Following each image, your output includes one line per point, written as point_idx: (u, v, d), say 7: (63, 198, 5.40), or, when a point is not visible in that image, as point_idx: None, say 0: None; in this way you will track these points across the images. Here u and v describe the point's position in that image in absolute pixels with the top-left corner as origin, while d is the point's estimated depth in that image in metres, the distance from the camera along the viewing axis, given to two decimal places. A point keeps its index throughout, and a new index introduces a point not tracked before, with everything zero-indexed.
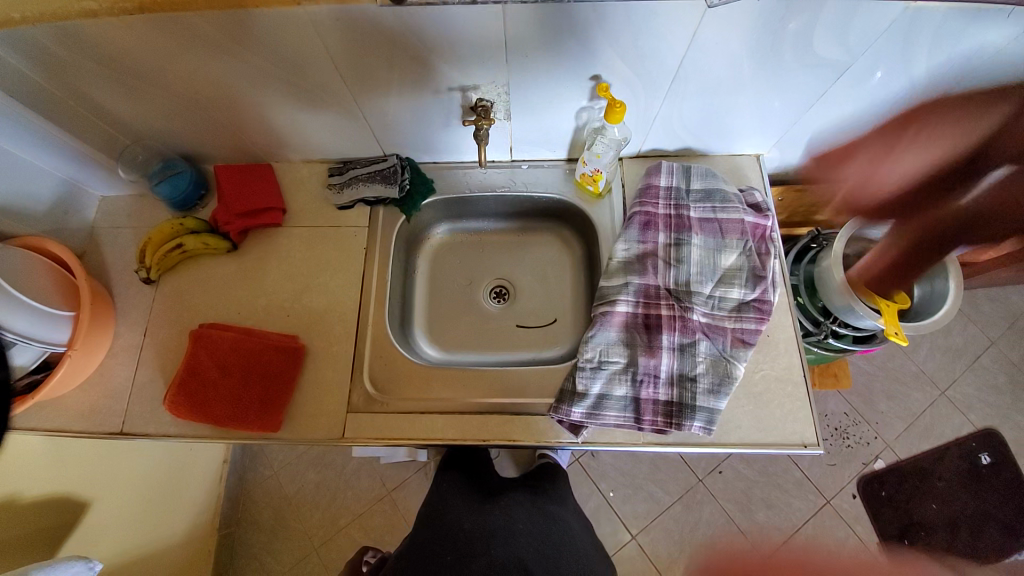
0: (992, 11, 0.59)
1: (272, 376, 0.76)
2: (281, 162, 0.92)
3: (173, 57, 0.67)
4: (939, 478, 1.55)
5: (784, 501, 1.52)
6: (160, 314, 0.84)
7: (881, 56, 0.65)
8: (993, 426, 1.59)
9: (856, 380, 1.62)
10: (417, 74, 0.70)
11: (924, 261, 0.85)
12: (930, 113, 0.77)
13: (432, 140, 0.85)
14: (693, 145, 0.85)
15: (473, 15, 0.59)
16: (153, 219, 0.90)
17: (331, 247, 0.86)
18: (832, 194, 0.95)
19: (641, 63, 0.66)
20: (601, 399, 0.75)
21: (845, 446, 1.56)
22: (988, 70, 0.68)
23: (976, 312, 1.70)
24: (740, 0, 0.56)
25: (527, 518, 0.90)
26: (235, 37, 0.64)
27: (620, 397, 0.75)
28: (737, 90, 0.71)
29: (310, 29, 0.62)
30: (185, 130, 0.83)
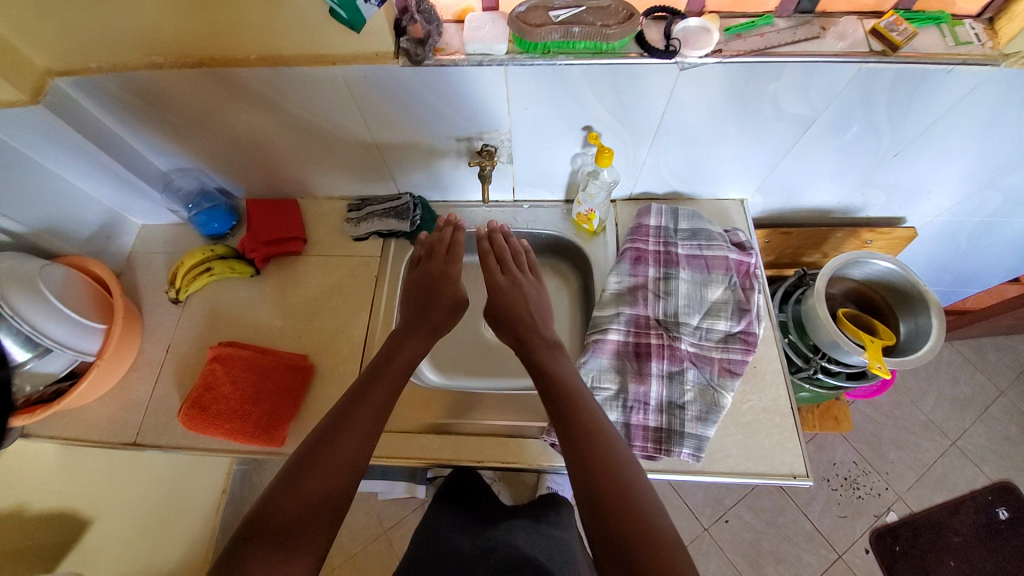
0: (939, 71, 0.65)
1: (282, 391, 0.80)
2: (304, 198, 1.01)
3: (220, 104, 0.78)
4: (957, 534, 1.48)
5: (793, 554, 1.45)
6: (184, 332, 0.91)
7: (842, 113, 0.72)
8: (1011, 479, 1.53)
9: (861, 428, 1.59)
10: (429, 122, 0.79)
11: (906, 300, 0.89)
12: (899, 162, 0.83)
13: (441, 180, 0.94)
14: (680, 189, 0.92)
15: (479, 74, 0.69)
16: (186, 246, 0.99)
17: (344, 274, 0.93)
18: (816, 237, 1.00)
19: (626, 115, 0.74)
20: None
21: (855, 497, 1.51)
22: (943, 126, 0.75)
23: (983, 360, 1.69)
24: (708, 64, 0.65)
25: (528, 536, 0.92)
26: (275, 88, 0.75)
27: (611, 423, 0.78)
28: (717, 139, 0.78)
29: (338, 84, 0.73)
30: (222, 167, 0.93)
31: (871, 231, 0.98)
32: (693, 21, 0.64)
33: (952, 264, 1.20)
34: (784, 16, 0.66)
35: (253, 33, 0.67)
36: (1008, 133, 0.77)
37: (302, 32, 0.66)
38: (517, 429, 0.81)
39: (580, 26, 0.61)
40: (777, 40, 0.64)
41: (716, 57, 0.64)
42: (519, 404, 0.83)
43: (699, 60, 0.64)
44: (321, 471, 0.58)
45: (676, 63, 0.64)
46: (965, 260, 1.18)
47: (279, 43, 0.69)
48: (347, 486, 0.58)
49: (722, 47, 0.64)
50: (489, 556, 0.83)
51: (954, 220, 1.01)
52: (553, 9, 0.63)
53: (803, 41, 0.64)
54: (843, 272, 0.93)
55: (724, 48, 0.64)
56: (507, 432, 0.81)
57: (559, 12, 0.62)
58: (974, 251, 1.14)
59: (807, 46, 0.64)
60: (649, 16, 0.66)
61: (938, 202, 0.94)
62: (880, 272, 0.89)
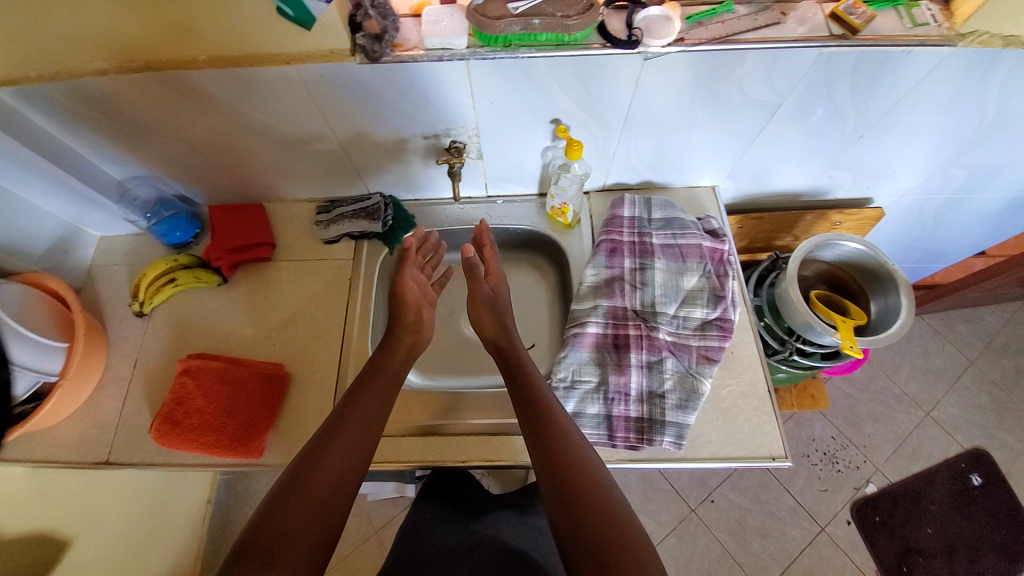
0: (899, 52, 0.66)
1: (257, 402, 0.78)
2: (271, 202, 0.98)
3: (175, 109, 0.75)
4: (932, 502, 1.54)
5: (778, 529, 1.49)
6: (152, 346, 0.88)
7: (807, 97, 0.72)
8: (982, 446, 1.60)
9: (839, 404, 1.64)
10: (394, 119, 0.77)
11: (876, 280, 0.91)
12: (864, 144, 0.84)
13: (410, 178, 0.92)
14: (652, 178, 0.92)
15: (441, 69, 0.67)
16: (149, 257, 0.95)
17: (317, 279, 0.91)
18: (788, 221, 1.02)
19: (594, 106, 0.74)
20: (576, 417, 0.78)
21: (834, 471, 1.56)
22: (905, 108, 0.76)
23: (952, 332, 1.74)
24: (671, 54, 0.64)
25: (513, 529, 0.92)
26: (229, 91, 0.72)
27: (593, 415, 0.78)
28: (685, 126, 0.78)
29: (297, 84, 0.70)
30: (182, 174, 0.90)
31: (839, 213, 0.99)
32: (654, 9, 0.63)
33: (920, 241, 1.23)
34: (745, 2, 0.65)
35: (203, 34, 0.65)
36: (966, 113, 0.78)
37: (255, 31, 0.64)
38: (501, 427, 0.81)
39: (540, 18, 0.60)
40: (739, 27, 0.64)
41: (680, 46, 0.63)
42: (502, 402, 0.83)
43: (662, 49, 0.63)
44: (307, 489, 0.57)
45: (639, 53, 0.64)
46: (931, 237, 1.21)
47: (233, 44, 0.66)
48: (333, 505, 0.57)
49: (685, 36, 0.63)
50: (473, 554, 0.83)
51: (920, 198, 1.03)
52: (512, 0, 0.61)
53: (763, 27, 0.64)
54: (813, 255, 0.94)
55: (686, 36, 0.64)
56: (490, 430, 0.81)
57: (518, 3, 0.61)
58: (940, 228, 1.17)
59: (769, 31, 0.64)
60: (610, 6, 0.65)
61: (904, 182, 0.96)
62: (849, 253, 0.91)
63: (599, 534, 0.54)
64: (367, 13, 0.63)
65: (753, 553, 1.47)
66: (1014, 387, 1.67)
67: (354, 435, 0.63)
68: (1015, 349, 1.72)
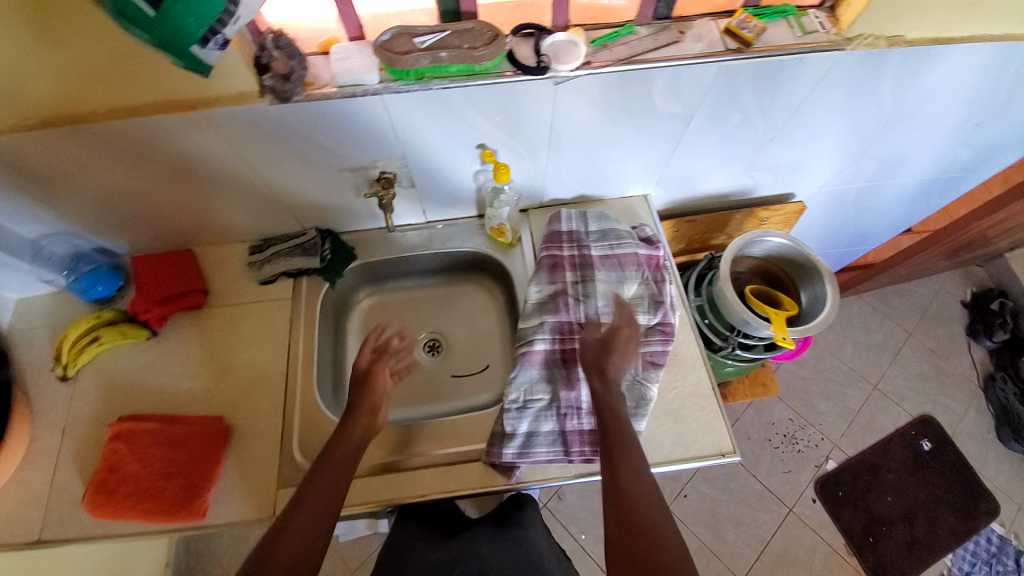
0: (793, 61, 0.69)
1: (197, 460, 0.75)
2: (200, 246, 0.94)
3: (83, 162, 0.71)
4: (889, 471, 1.62)
5: (749, 516, 1.54)
6: (80, 411, 0.82)
7: (716, 107, 0.76)
8: (927, 412, 1.70)
9: (794, 386, 1.71)
10: (317, 155, 0.76)
11: (803, 271, 0.96)
12: (778, 146, 0.89)
13: (345, 211, 0.91)
14: (586, 192, 0.94)
15: (357, 104, 0.67)
16: (71, 316, 0.90)
17: (256, 321, 0.88)
18: (719, 221, 1.06)
19: (516, 129, 0.75)
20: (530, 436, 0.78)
21: (796, 452, 1.62)
22: (808, 112, 0.81)
23: (890, 307, 1.85)
24: (581, 76, 0.66)
25: (491, 548, 0.88)
26: (139, 140, 0.69)
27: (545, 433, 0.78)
28: (608, 141, 0.80)
29: (209, 129, 0.68)
30: (102, 225, 0.85)
31: (765, 210, 1.04)
32: (560, 35, 0.65)
33: (846, 227, 1.30)
34: (645, 23, 0.68)
35: (102, 86, 0.62)
36: (864, 112, 0.84)
37: (157, 80, 0.62)
38: (457, 455, 0.80)
39: (447, 51, 0.61)
40: (641, 48, 0.67)
41: (587, 69, 0.65)
42: (457, 429, 0.82)
43: (571, 73, 0.65)
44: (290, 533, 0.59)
45: (550, 77, 0.66)
46: (855, 223, 1.29)
47: (136, 94, 0.64)
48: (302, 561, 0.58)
49: (591, 59, 0.66)
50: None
51: (838, 189, 1.09)
52: (417, 35, 0.62)
53: (664, 46, 0.67)
54: (745, 251, 0.98)
55: (593, 60, 0.66)
56: (447, 460, 0.79)
57: (424, 38, 0.62)
58: (861, 214, 1.24)
59: (670, 50, 0.67)
60: (518, 33, 0.67)
61: (820, 176, 1.01)
62: (777, 248, 0.96)
63: (647, 561, 0.56)
64: (271, 54, 0.62)
65: (729, 542, 1.50)
66: (948, 353, 1.79)
67: (327, 493, 0.63)
68: (946, 317, 1.85)
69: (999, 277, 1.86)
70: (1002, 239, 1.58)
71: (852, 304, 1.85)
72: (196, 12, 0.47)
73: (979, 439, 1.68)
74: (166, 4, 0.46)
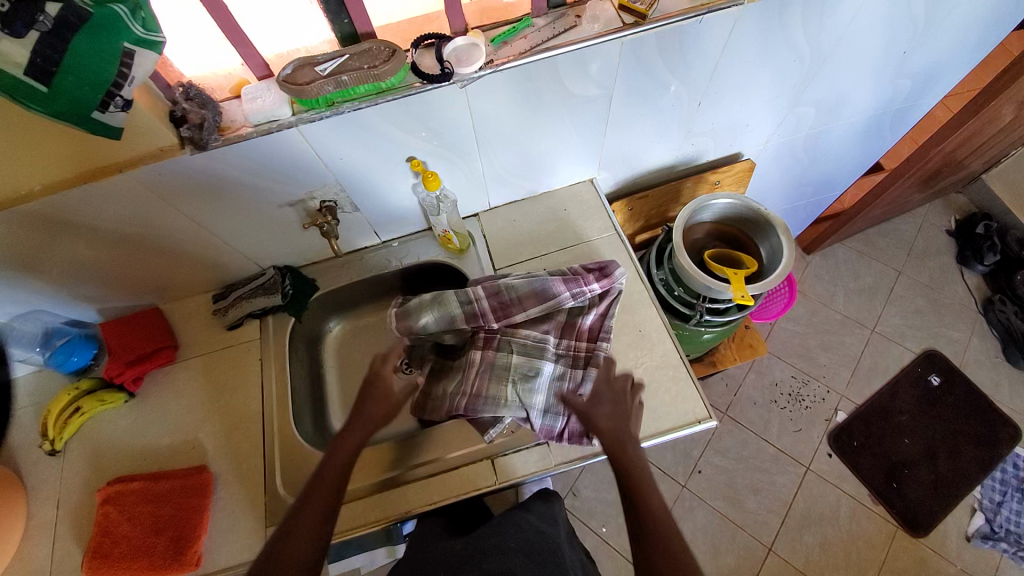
0: (693, 23, 0.70)
1: (186, 511, 0.77)
2: (167, 303, 0.96)
3: (33, 242, 0.73)
4: (902, 413, 1.59)
5: (768, 481, 1.51)
6: (73, 481, 0.82)
7: (631, 80, 0.77)
8: (931, 347, 1.67)
9: (792, 343, 1.69)
10: (253, 196, 0.77)
11: (757, 226, 0.97)
12: (708, 109, 0.89)
13: (298, 246, 0.93)
14: (527, 187, 0.96)
15: (277, 141, 0.68)
16: (52, 391, 0.91)
17: (230, 366, 0.90)
18: (672, 191, 1.07)
19: (438, 138, 0.77)
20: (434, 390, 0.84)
21: (804, 409, 1.60)
22: (725, 71, 0.81)
23: (876, 249, 1.83)
24: (487, 76, 0.68)
25: (520, 536, 0.76)
26: (76, 212, 0.71)
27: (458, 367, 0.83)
28: (535, 128, 0.81)
29: (143, 189, 0.70)
30: (67, 298, 0.87)
31: (715, 173, 1.05)
32: (460, 40, 0.67)
33: (806, 178, 1.30)
34: (540, 14, 0.71)
35: (29, 165, 0.64)
36: (784, 60, 0.83)
37: (81, 149, 0.64)
38: (405, 474, 0.79)
39: (348, 73, 0.62)
40: (540, 39, 0.69)
41: (490, 68, 0.67)
42: (397, 451, 0.81)
43: (476, 73, 0.67)
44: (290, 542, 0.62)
45: (456, 83, 0.68)
46: (814, 172, 1.28)
47: (64, 166, 0.65)
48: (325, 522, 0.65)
49: (493, 57, 0.68)
50: (476, 573, 0.67)
51: (784, 142, 1.09)
52: (318, 64, 0.64)
53: (562, 32, 0.69)
54: (696, 218, 0.99)
55: (495, 58, 0.68)
56: (429, 472, 0.79)
57: (325, 65, 0.63)
58: (818, 162, 1.23)
59: (567, 35, 0.69)
60: (419, 45, 0.68)
61: (760, 131, 1.02)
62: (726, 207, 0.97)
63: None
64: (183, 107, 0.64)
65: (751, 510, 1.48)
66: (943, 284, 1.76)
67: None
68: (935, 249, 1.82)
69: (980, 201, 1.84)
70: (972, 161, 1.56)
71: (837, 252, 1.83)
72: (89, 81, 0.50)
73: (988, 365, 1.65)
74: (58, 78, 0.49)
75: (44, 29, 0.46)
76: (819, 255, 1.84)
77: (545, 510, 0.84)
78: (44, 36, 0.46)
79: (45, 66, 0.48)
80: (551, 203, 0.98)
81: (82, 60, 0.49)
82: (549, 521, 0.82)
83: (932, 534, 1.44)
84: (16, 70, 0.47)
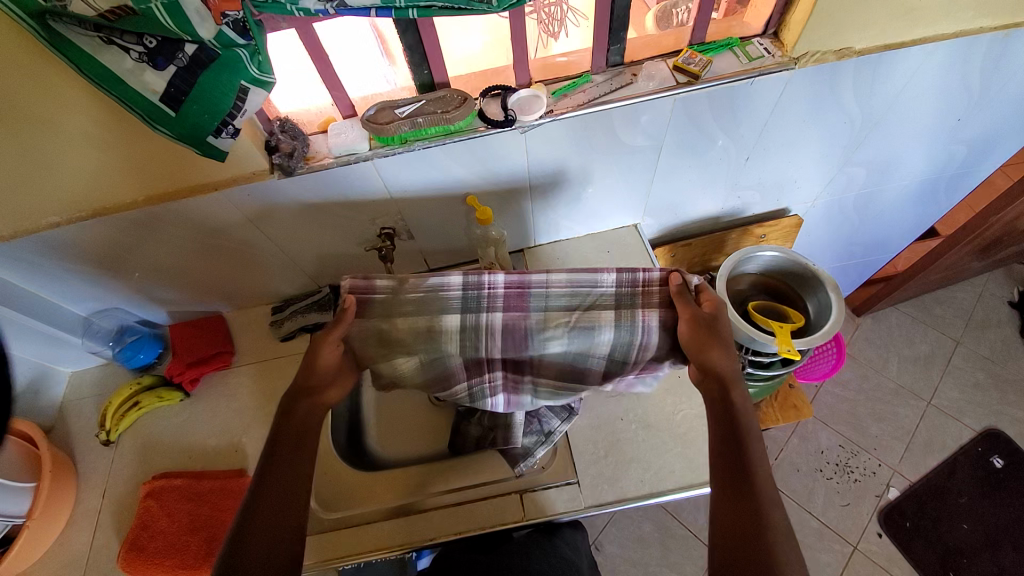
0: (744, 83, 0.74)
1: (221, 512, 0.80)
2: (229, 312, 1.04)
3: (127, 246, 0.82)
4: (961, 494, 1.46)
5: (809, 558, 1.39)
6: (123, 472, 0.87)
7: (683, 132, 0.81)
8: (994, 425, 1.54)
9: (839, 409, 1.60)
10: (323, 219, 0.84)
11: (804, 281, 0.96)
12: (755, 164, 0.92)
13: (353, 267, 0.99)
14: (572, 226, 0.99)
15: (352, 171, 0.75)
16: (116, 385, 0.98)
17: (277, 377, 0.95)
18: (716, 242, 1.08)
19: (496, 177, 0.82)
20: (388, 319, 0.67)
21: (851, 481, 1.49)
22: (775, 129, 0.84)
23: (931, 316, 1.74)
24: (548, 123, 0.74)
25: (544, 561, 0.75)
26: (167, 222, 0.79)
27: (456, 337, 0.68)
28: (586, 172, 0.85)
29: (229, 206, 0.78)
30: (145, 299, 0.95)
31: (760, 227, 1.06)
32: (523, 91, 0.73)
33: (855, 237, 1.28)
34: (599, 72, 0.77)
35: (138, 179, 0.73)
36: (833, 122, 0.85)
37: (182, 169, 0.73)
38: (436, 498, 0.80)
39: (423, 116, 0.70)
40: (598, 93, 0.74)
41: (549, 117, 0.73)
42: (440, 475, 0.82)
43: (538, 120, 0.73)
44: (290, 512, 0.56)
45: (519, 128, 0.73)
46: (864, 232, 1.26)
47: (166, 182, 0.74)
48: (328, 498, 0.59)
49: (553, 107, 0.73)
50: None
51: (834, 200, 1.09)
52: (398, 106, 0.71)
53: (620, 88, 0.74)
54: (741, 268, 0.99)
55: (554, 108, 0.74)
56: (452, 502, 0.79)
57: (404, 108, 0.71)
58: (868, 222, 1.21)
59: (623, 91, 0.74)
60: (486, 95, 0.75)
61: (808, 189, 1.03)
62: (772, 260, 0.97)
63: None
64: (278, 138, 0.72)
65: None
66: (1007, 359, 1.64)
67: None
68: (996, 320, 1.72)
69: None
70: None
71: (889, 315, 1.76)
72: (208, 109, 0.58)
73: None
74: (184, 105, 0.57)
75: (180, 65, 0.55)
76: (870, 318, 1.76)
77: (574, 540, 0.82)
78: (179, 70, 0.55)
79: (176, 95, 0.56)
80: (596, 244, 1.01)
81: (205, 91, 0.56)
82: (574, 550, 0.80)
83: None
84: (154, 96, 0.56)
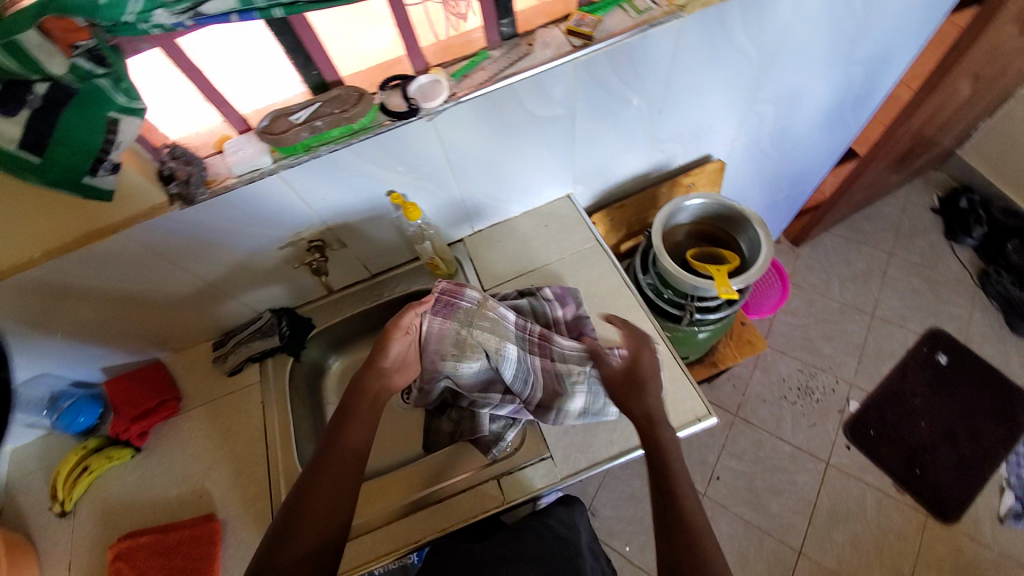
0: (638, 37, 0.75)
1: (196, 561, 0.77)
2: (169, 356, 0.99)
3: (37, 306, 0.77)
4: (914, 395, 1.57)
5: (789, 481, 1.47)
6: (84, 541, 0.83)
7: (591, 95, 0.81)
8: (933, 326, 1.66)
9: (794, 337, 1.68)
10: (242, 242, 0.81)
11: (733, 222, 0.99)
12: (668, 116, 0.93)
13: (290, 286, 0.96)
14: (504, 207, 0.99)
15: (260, 187, 0.72)
16: (60, 454, 0.92)
17: (233, 412, 0.91)
18: (648, 198, 1.10)
19: (414, 170, 0.81)
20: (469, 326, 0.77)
21: (814, 402, 1.58)
22: (679, 78, 0.86)
23: (864, 234, 1.84)
24: (452, 107, 0.72)
25: (538, 542, 0.75)
26: (73, 274, 0.74)
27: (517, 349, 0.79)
28: (503, 150, 0.85)
29: (137, 246, 0.74)
30: (70, 360, 0.89)
31: (687, 175, 1.08)
32: (423, 78, 0.72)
33: (780, 172, 1.33)
34: (495, 46, 0.76)
35: (28, 233, 0.68)
36: (733, 63, 0.88)
37: (76, 216, 0.68)
38: (415, 500, 0.79)
39: (322, 119, 0.68)
40: (498, 68, 0.74)
41: (453, 100, 0.72)
42: (413, 478, 0.81)
43: (442, 105, 0.71)
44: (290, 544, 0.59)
45: (424, 116, 0.72)
46: (786, 165, 1.31)
47: (61, 233, 0.69)
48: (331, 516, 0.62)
49: (455, 90, 0.72)
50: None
51: (751, 139, 1.13)
52: (292, 113, 0.68)
53: (519, 60, 0.74)
54: (673, 220, 1.01)
55: (456, 91, 0.73)
56: (431, 500, 0.79)
57: (299, 114, 0.68)
58: (788, 155, 1.26)
59: (521, 63, 0.74)
60: (385, 87, 0.73)
61: (724, 132, 1.05)
62: (701, 207, 1.00)
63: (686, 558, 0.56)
64: (171, 165, 0.69)
65: (775, 514, 1.43)
66: (936, 262, 1.76)
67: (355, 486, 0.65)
68: (922, 228, 1.83)
69: (959, 176, 1.86)
70: (942, 139, 1.59)
71: (826, 240, 1.84)
72: (77, 149, 0.55)
73: (995, 337, 1.63)
74: (49, 149, 0.54)
75: (35, 107, 0.51)
76: (809, 246, 1.84)
77: (565, 516, 0.83)
78: (34, 113, 0.51)
79: (37, 140, 0.52)
80: (532, 221, 1.02)
81: (69, 130, 0.53)
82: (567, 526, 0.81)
83: (964, 519, 1.40)
84: (12, 144, 0.52)
